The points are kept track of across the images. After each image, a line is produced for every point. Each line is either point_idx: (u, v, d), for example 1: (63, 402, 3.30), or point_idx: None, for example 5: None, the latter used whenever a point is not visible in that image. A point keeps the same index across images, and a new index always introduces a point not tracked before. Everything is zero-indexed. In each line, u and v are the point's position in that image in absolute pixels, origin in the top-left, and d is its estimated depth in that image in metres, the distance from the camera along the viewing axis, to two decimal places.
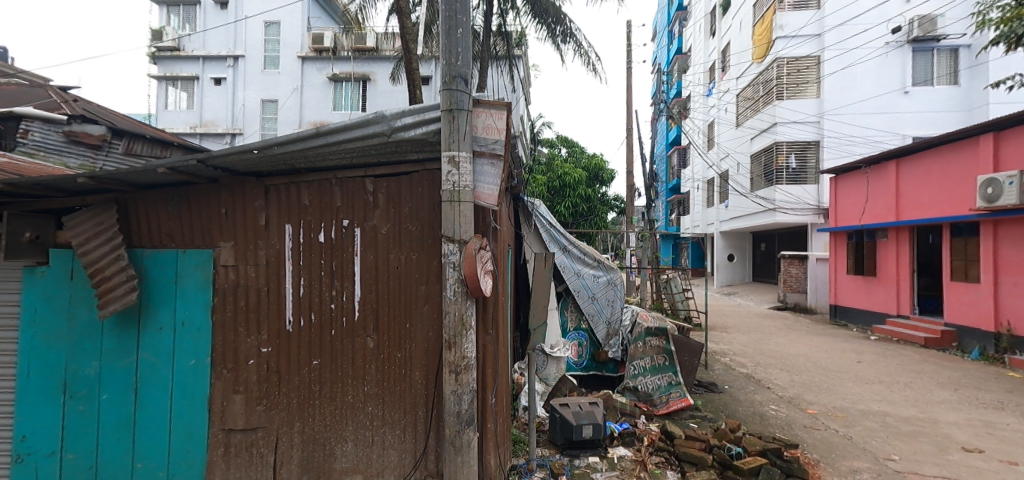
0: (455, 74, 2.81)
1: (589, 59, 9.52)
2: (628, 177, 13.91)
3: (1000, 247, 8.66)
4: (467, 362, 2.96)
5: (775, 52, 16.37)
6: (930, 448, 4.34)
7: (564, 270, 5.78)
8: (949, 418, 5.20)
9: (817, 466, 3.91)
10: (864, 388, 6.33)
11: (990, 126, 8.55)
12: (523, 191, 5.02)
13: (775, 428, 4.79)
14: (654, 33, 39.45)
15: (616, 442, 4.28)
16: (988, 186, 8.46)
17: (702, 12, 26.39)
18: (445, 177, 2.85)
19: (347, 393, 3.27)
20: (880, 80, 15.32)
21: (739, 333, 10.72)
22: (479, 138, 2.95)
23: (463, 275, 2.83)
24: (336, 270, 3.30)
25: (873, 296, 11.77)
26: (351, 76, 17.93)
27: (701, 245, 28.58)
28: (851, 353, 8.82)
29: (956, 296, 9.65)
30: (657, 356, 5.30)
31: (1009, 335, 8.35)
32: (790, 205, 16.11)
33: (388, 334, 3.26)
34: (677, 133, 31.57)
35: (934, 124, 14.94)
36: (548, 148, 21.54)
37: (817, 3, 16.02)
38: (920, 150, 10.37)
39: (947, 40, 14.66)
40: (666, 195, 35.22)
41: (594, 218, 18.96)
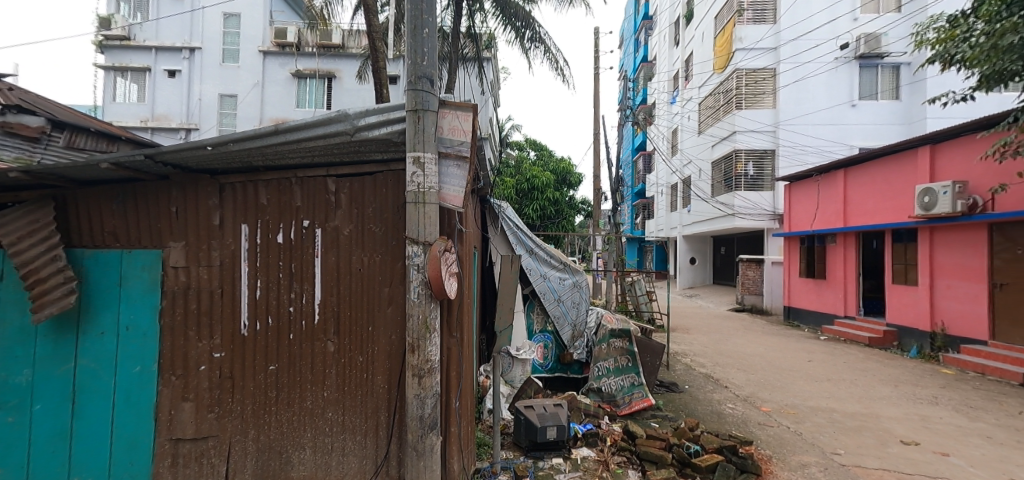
0: (421, 74, 2.79)
1: (557, 64, 9.57)
2: (595, 181, 14.13)
3: (936, 252, 9.25)
4: (432, 365, 2.93)
5: (735, 63, 16.96)
6: (872, 442, 4.59)
7: (530, 272, 5.76)
8: (890, 413, 5.51)
9: (769, 462, 4.07)
10: (813, 386, 6.65)
11: (927, 138, 9.12)
12: (490, 193, 5.03)
13: (731, 425, 4.95)
14: (621, 40, 40.22)
15: (580, 443, 4.33)
16: (925, 195, 8.97)
17: (666, 22, 27.14)
18: (410, 178, 2.83)
19: (306, 398, 3.18)
20: (831, 93, 16.13)
21: (699, 334, 11.06)
22: (445, 139, 2.94)
23: (427, 277, 2.81)
24: (295, 272, 3.20)
25: (824, 298, 12.36)
26: (316, 73, 17.45)
27: (664, 247, 29.61)
28: (804, 353, 9.23)
29: (897, 298, 10.23)
30: (621, 357, 5.38)
31: (943, 334, 8.93)
32: (748, 211, 16.76)
33: (349, 338, 3.19)
34: (642, 139, 32.37)
35: (878, 136, 15.85)
36: (517, 151, 21.65)
37: (773, 17, 16.70)
38: (866, 160, 10.95)
39: (889, 57, 15.63)
40: (632, 199, 36.01)
41: (561, 221, 19.16)
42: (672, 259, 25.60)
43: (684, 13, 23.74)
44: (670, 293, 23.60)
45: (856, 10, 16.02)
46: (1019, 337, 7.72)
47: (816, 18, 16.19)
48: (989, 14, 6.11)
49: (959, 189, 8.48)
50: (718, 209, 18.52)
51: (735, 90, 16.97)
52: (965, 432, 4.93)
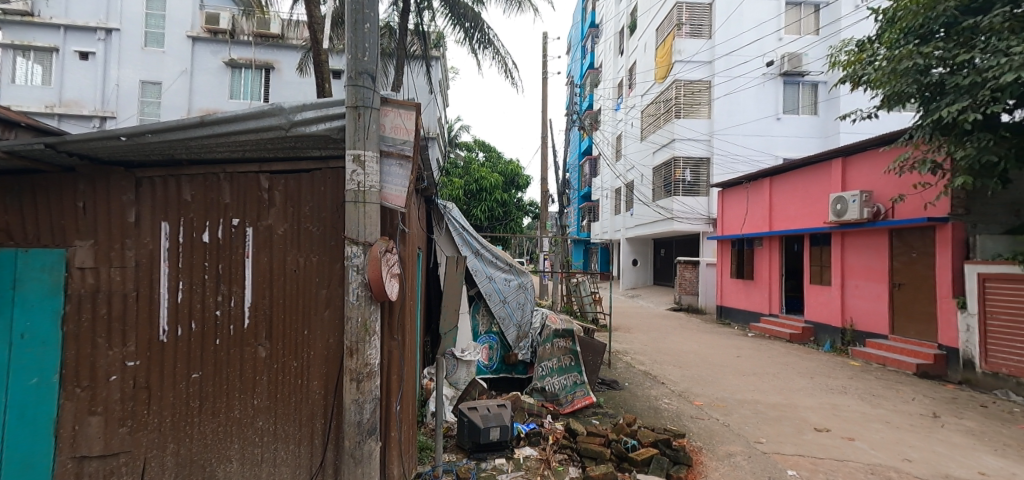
0: (362, 70, 2.71)
1: (506, 66, 9.62)
2: (542, 184, 14.33)
3: (847, 255, 10.18)
4: (372, 369, 2.84)
5: (674, 74, 17.93)
6: (790, 430, 4.96)
7: (476, 274, 5.73)
8: (806, 403, 5.98)
9: (700, 453, 4.29)
10: (741, 380, 7.10)
11: (841, 151, 10.00)
12: (436, 193, 5.00)
13: (666, 420, 5.18)
14: (569, 47, 41.15)
15: (523, 443, 4.37)
16: (838, 203, 9.87)
17: (612, 31, 28.08)
18: (349, 176, 2.73)
19: (233, 406, 3.00)
20: (759, 107, 17.25)
21: (640, 333, 11.50)
22: (387, 137, 2.88)
23: (367, 278, 2.73)
24: (223, 273, 3.01)
25: (752, 297, 13.24)
26: (252, 63, 16.55)
27: (608, 249, 30.56)
28: (734, 349, 9.84)
29: (813, 297, 11.13)
30: (564, 357, 5.48)
31: (852, 329, 9.83)
32: (686, 215, 17.61)
33: (282, 343, 3.04)
34: (588, 143, 33.26)
35: (799, 148, 17.14)
36: (466, 151, 21.65)
37: (707, 33, 17.88)
38: (789, 169, 11.84)
39: (809, 75, 17.02)
40: (577, 202, 36.90)
41: (509, 223, 19.23)
42: (616, 261, 26.50)
43: (628, 24, 24.65)
44: (614, 293, 24.40)
45: (781, 30, 17.25)
46: (913, 331, 8.57)
47: (746, 36, 17.33)
48: (891, 40, 6.85)
49: (866, 197, 9.36)
50: (658, 213, 19.36)
51: (674, 99, 17.84)
52: (868, 418, 5.45)
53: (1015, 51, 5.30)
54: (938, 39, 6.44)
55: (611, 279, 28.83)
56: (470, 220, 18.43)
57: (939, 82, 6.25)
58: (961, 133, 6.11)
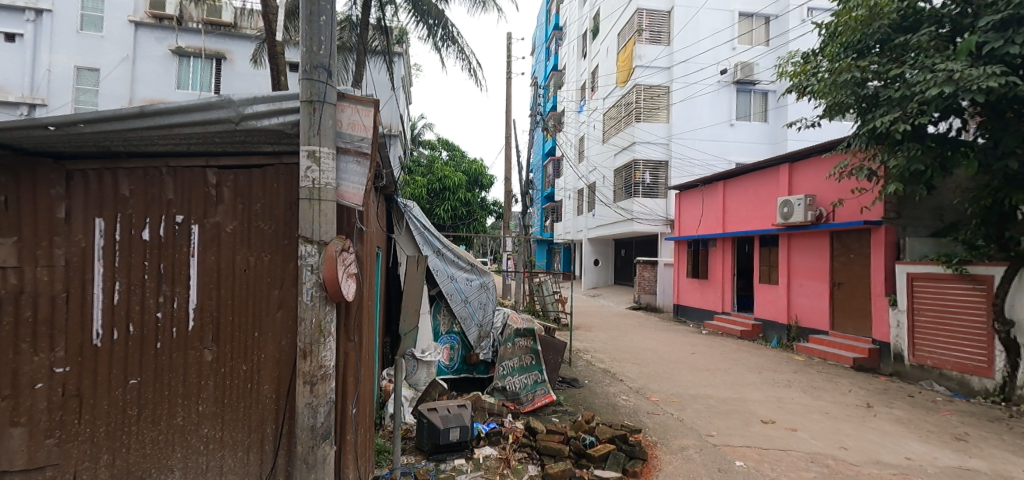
0: (317, 63, 2.63)
1: (470, 65, 9.56)
2: (506, 183, 14.37)
3: (793, 256, 10.73)
4: (326, 371, 2.75)
5: (635, 78, 18.38)
6: (739, 423, 5.19)
7: (437, 274, 5.70)
8: (754, 397, 6.28)
9: (655, 447, 4.42)
10: (695, 376, 7.36)
11: (787, 157, 10.55)
12: (396, 192, 4.94)
13: (624, 416, 5.31)
14: (533, 48, 41.51)
15: (483, 442, 4.37)
16: (784, 206, 10.39)
17: (575, 34, 28.50)
18: (304, 173, 2.63)
19: (175, 413, 2.85)
20: (714, 113, 17.93)
21: (600, 331, 11.73)
22: (344, 133, 2.80)
23: (321, 278, 2.64)
24: (165, 273, 2.85)
25: (706, 296, 13.77)
26: (201, 52, 15.74)
27: (571, 249, 31.02)
28: (689, 346, 10.19)
29: (762, 295, 11.68)
30: (525, 356, 5.50)
31: (797, 326, 10.40)
32: (645, 216, 18.13)
33: (230, 345, 2.91)
34: (551, 144, 33.61)
35: (750, 153, 17.93)
36: (429, 150, 21.44)
37: (666, 40, 18.45)
38: (741, 173, 12.38)
39: (760, 84, 17.89)
40: (541, 202, 37.23)
41: (473, 222, 19.02)
42: (578, 261, 26.93)
43: (591, 27, 25.09)
44: (576, 293, 24.77)
45: (734, 40, 18.00)
46: (851, 327, 9.14)
47: (702, 44, 18.00)
48: (833, 53, 7.28)
49: (810, 201, 9.91)
50: (619, 214, 19.83)
51: (635, 103, 18.30)
52: (809, 409, 5.79)
53: (939, 68, 5.78)
54: (874, 54, 6.91)
55: (573, 278, 29.24)
56: (433, 219, 18.19)
57: (873, 95, 6.67)
58: (892, 142, 6.56)
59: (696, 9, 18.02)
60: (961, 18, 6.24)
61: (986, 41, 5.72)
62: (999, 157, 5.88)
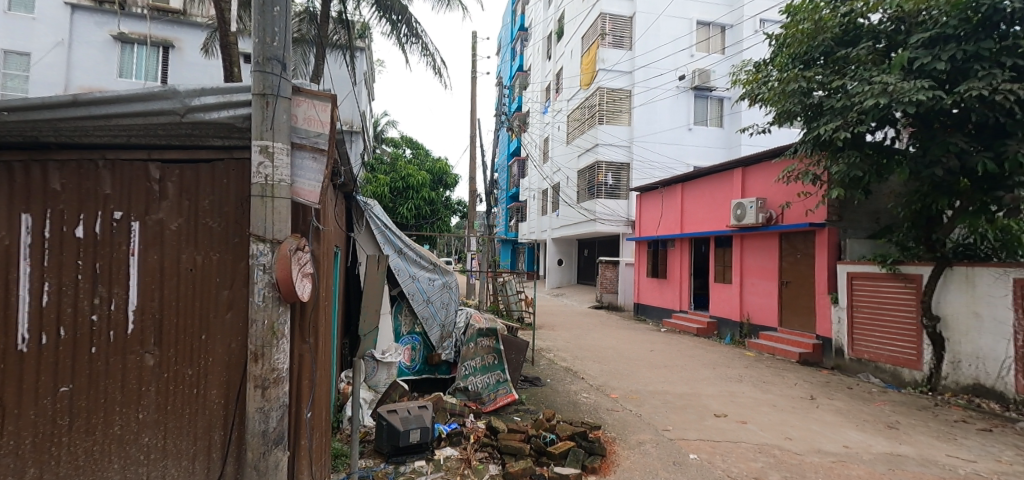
0: (271, 56, 2.54)
1: (434, 62, 9.46)
2: (471, 183, 14.32)
3: (745, 256, 11.21)
4: (279, 374, 2.66)
5: (599, 81, 18.73)
6: (693, 417, 5.38)
7: (399, 273, 5.59)
8: (708, 392, 6.52)
9: (614, 443, 4.51)
10: (653, 372, 7.57)
11: (741, 161, 11.00)
12: (356, 190, 4.84)
13: (584, 413, 5.39)
14: (499, 48, 41.60)
15: (444, 443, 4.34)
16: (738, 208, 10.82)
17: (540, 36, 28.73)
18: (256, 168, 2.54)
19: (112, 422, 2.68)
20: (674, 117, 18.48)
21: (563, 330, 11.87)
22: (299, 129, 2.72)
23: (275, 278, 2.55)
24: (102, 273, 2.67)
25: (665, 295, 14.18)
26: (147, 40, 14.87)
27: (535, 249, 31.25)
28: (648, 344, 10.46)
29: (717, 294, 12.14)
30: (487, 356, 5.51)
31: (749, 323, 10.88)
32: (607, 216, 18.49)
33: (175, 349, 2.77)
34: (517, 145, 33.76)
35: (707, 157, 18.56)
36: (392, 147, 21.11)
37: (628, 44, 18.91)
38: (698, 176, 12.82)
39: (716, 91, 18.58)
40: (506, 202, 37.30)
41: (436, 221, 18.73)
42: (542, 261, 27.15)
43: (556, 30, 25.38)
44: (540, 293, 24.95)
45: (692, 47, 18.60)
46: (798, 324, 9.63)
47: (662, 50, 18.53)
48: (782, 63, 7.67)
49: (761, 204, 10.39)
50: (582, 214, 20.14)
51: (598, 105, 18.64)
52: (759, 402, 6.06)
53: (876, 80, 6.19)
54: (818, 65, 7.32)
55: (537, 278, 29.45)
56: (396, 218, 17.84)
57: (818, 104, 7.06)
58: (835, 149, 6.95)
59: (656, 16, 18.55)
60: (895, 35, 6.72)
61: (917, 56, 6.18)
62: (928, 165, 6.35)
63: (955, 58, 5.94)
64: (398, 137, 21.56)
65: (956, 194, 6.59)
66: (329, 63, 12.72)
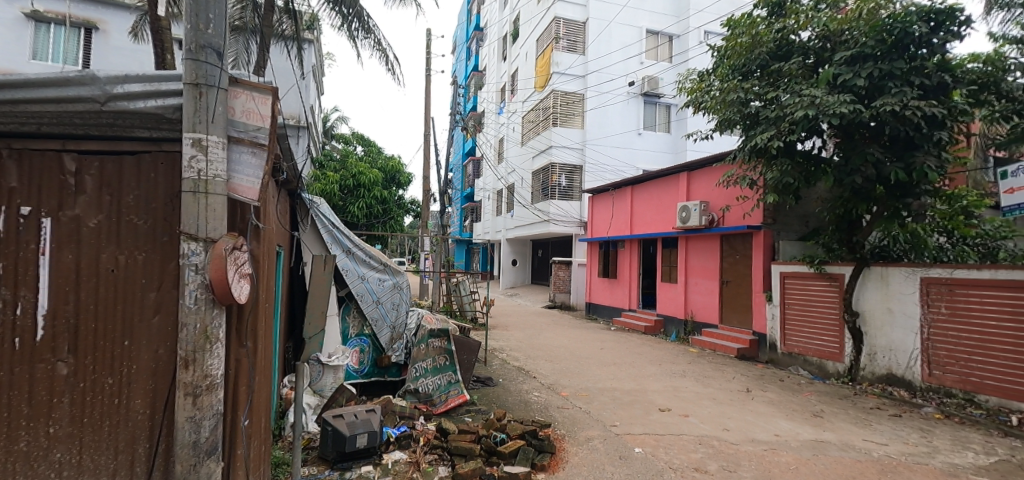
0: (205, 43, 2.39)
1: (387, 58, 9.22)
2: (424, 182, 14.12)
3: (689, 257, 11.73)
4: (212, 381, 2.50)
5: (553, 84, 18.96)
6: (639, 412, 5.57)
7: (347, 274, 5.47)
8: (654, 387, 6.77)
9: (563, 440, 4.59)
10: (602, 370, 7.77)
11: (686, 166, 11.51)
12: (300, 187, 4.70)
13: (535, 412, 5.46)
14: (454, 47, 41.27)
15: (392, 447, 4.26)
16: (684, 211, 11.31)
17: (495, 36, 28.77)
18: (187, 163, 2.38)
19: (18, 438, 2.43)
20: (624, 121, 19.05)
21: (516, 330, 11.93)
22: (237, 122, 2.58)
23: (207, 279, 2.39)
24: (5, 275, 2.42)
25: (615, 294, 14.59)
26: (67, 19, 12.75)
27: (489, 249, 31.30)
28: (599, 342, 10.73)
29: (663, 293, 12.63)
30: (438, 357, 5.46)
31: (693, 321, 11.39)
32: (561, 218, 18.80)
33: (94, 356, 2.55)
34: (472, 145, 33.65)
35: (655, 161, 19.27)
36: (342, 144, 20.46)
37: (581, 49, 19.31)
38: (646, 180, 13.29)
39: (664, 98, 19.34)
40: (461, 202, 37.06)
41: (388, 221, 18.30)
42: (497, 261, 27.19)
43: (511, 31, 25.51)
44: (494, 293, 24.98)
45: (642, 55, 19.25)
46: (737, 321, 10.20)
47: (613, 56, 19.08)
48: (724, 73, 8.09)
49: (704, 207, 10.90)
50: (536, 215, 20.35)
51: (552, 108, 18.93)
52: (700, 396, 6.36)
53: (806, 93, 6.67)
54: (755, 77, 7.77)
55: (491, 278, 29.47)
56: (346, 217, 17.26)
57: (754, 113, 7.50)
58: (770, 157, 7.42)
59: (607, 22, 19.07)
60: (822, 52, 7.23)
61: (840, 73, 6.67)
62: (849, 173, 6.90)
63: (871, 76, 6.50)
64: (349, 133, 21.00)
65: (873, 199, 7.14)
66: (272, 54, 12.15)
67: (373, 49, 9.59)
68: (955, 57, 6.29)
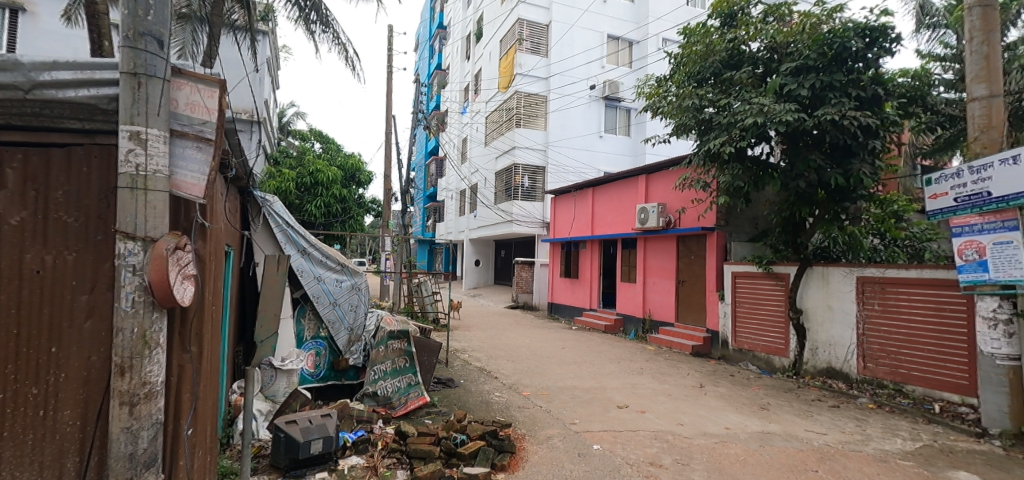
0: (144, 31, 2.25)
1: (347, 54, 8.92)
2: (386, 181, 13.84)
3: (647, 257, 12.06)
4: (152, 388, 2.35)
5: (516, 85, 19.04)
6: (598, 409, 5.68)
7: (302, 274, 5.31)
8: (612, 385, 6.92)
9: (524, 439, 4.62)
10: (563, 369, 7.87)
11: (644, 169, 11.84)
12: (252, 184, 4.62)
13: (496, 412, 5.46)
14: (417, 44, 40.68)
15: (349, 452, 4.16)
16: (642, 213, 11.62)
17: (459, 35, 28.58)
18: (124, 157, 2.21)
19: None
20: (586, 124, 19.40)
21: (479, 331, 11.89)
22: (180, 115, 2.44)
23: (146, 280, 2.24)
24: None
25: (576, 294, 14.82)
26: None
27: (452, 250, 31.08)
28: (560, 342, 10.85)
29: (623, 292, 12.93)
30: (398, 358, 5.38)
31: (650, 319, 11.72)
32: (524, 218, 18.88)
33: (14, 365, 2.34)
34: (434, 144, 33.30)
35: (615, 163, 19.76)
36: (299, 140, 19.74)
37: (545, 51, 19.47)
38: (606, 182, 13.57)
39: (624, 102, 19.83)
40: (423, 202, 36.59)
41: (347, 220, 17.84)
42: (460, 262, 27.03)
43: (475, 31, 25.41)
44: (457, 293, 24.82)
45: (603, 59, 19.67)
46: (691, 319, 10.58)
47: (575, 59, 19.39)
48: (680, 80, 8.36)
49: (661, 209, 11.24)
50: (499, 216, 20.36)
51: (516, 109, 19.01)
52: (656, 392, 6.55)
53: (755, 101, 7.00)
54: (709, 84, 8.07)
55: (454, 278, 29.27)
56: (302, 216, 16.65)
57: (708, 119, 7.80)
58: (722, 161, 7.74)
59: (570, 26, 19.36)
60: (770, 62, 7.58)
61: (785, 83, 7.03)
62: (794, 178, 7.30)
63: (813, 87, 6.91)
64: (306, 129, 20.29)
65: (816, 203, 7.57)
66: (222, 44, 11.53)
67: (332, 44, 9.28)
68: (887, 71, 6.79)
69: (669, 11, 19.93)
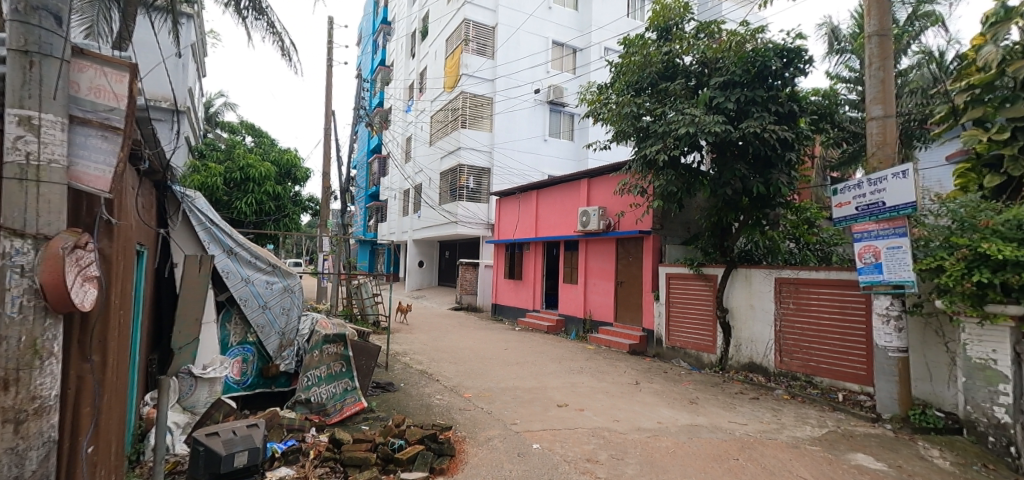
0: (38, 5, 2.01)
1: (283, 44, 8.41)
2: (324, 179, 13.27)
3: (589, 259, 12.42)
4: (43, 403, 2.06)
5: (462, 86, 18.96)
6: (538, 409, 5.77)
7: (228, 275, 5.00)
8: (553, 384, 7.05)
9: (464, 442, 4.59)
10: (505, 370, 7.92)
11: (587, 173, 12.16)
12: (170, 178, 4.27)
13: (436, 415, 5.39)
14: (359, 38, 39.30)
15: (277, 463, 3.94)
16: (584, 216, 11.94)
17: (404, 32, 28.00)
18: (9, 143, 1.93)
19: None
20: (531, 127, 19.69)
21: (421, 333, 11.69)
22: (82, 100, 2.20)
23: (36, 279, 1.96)
24: None
25: (520, 295, 14.97)
26: None
27: (395, 251, 30.32)
28: (504, 343, 10.91)
29: (565, 293, 13.23)
30: (334, 363, 5.18)
31: (591, 319, 12.07)
32: (469, 219, 18.73)
33: None
34: (378, 141, 32.38)
35: (559, 167, 20.18)
36: (228, 133, 18.49)
37: (491, 53, 19.54)
38: (550, 185, 13.82)
39: (568, 107, 20.33)
40: (365, 201, 35.44)
41: (282, 218, 16.94)
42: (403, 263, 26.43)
43: (420, 28, 25.01)
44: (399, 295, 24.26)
45: (548, 64, 20.07)
46: (629, 319, 11.02)
47: (521, 62, 19.59)
48: (620, 88, 8.67)
49: (602, 212, 11.60)
50: (443, 216, 20.12)
51: (462, 109, 18.92)
52: (594, 390, 6.75)
53: (687, 112, 7.40)
54: (646, 94, 8.44)
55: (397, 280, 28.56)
56: (231, 213, 15.56)
57: (645, 128, 8.14)
58: (658, 168, 8.13)
59: (515, 30, 19.59)
60: (700, 75, 8.06)
61: (714, 96, 7.49)
62: (722, 185, 7.80)
63: (738, 101, 7.43)
64: (236, 122, 19.03)
65: (740, 209, 8.13)
66: (137, 25, 10.56)
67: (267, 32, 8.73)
68: (802, 90, 7.43)
69: (610, 22, 20.67)
